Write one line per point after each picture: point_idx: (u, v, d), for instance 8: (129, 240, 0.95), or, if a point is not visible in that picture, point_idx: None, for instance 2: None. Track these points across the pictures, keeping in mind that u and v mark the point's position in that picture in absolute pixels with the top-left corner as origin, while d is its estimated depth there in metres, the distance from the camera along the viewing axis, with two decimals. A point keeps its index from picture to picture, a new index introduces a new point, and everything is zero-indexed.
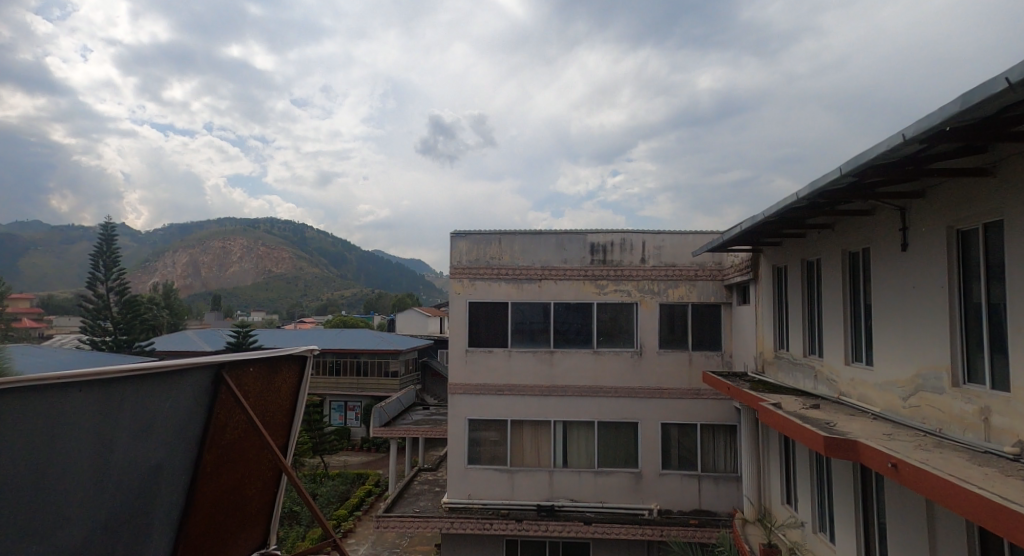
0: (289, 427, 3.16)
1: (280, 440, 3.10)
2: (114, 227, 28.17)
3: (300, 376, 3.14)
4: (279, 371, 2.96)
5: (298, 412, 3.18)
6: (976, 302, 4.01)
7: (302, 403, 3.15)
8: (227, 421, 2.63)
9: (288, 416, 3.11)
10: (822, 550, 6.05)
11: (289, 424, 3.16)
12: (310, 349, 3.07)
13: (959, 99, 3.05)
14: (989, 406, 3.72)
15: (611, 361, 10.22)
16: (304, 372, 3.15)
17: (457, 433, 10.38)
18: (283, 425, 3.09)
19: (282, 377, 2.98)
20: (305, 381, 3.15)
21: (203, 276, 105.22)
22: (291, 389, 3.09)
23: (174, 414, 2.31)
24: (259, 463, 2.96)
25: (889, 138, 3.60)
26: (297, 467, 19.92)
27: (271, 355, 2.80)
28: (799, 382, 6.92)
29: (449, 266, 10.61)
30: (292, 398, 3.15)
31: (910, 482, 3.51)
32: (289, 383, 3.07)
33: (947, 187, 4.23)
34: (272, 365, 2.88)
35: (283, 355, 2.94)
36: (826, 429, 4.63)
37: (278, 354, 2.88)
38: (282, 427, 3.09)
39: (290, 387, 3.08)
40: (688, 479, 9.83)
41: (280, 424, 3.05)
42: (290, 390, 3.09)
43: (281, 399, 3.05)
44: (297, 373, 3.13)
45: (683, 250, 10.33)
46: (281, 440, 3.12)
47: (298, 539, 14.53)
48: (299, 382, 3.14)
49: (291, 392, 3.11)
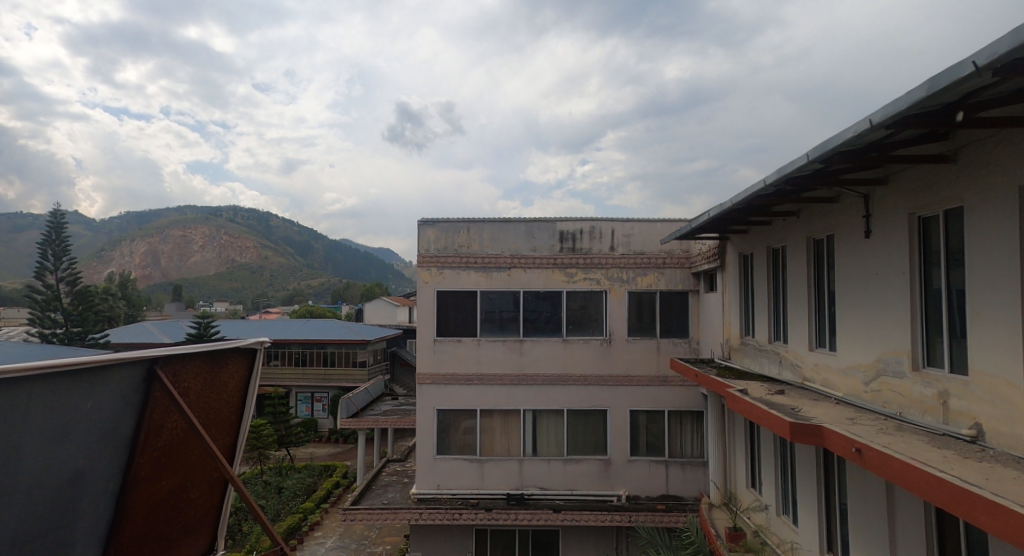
0: (237, 427, 2.74)
1: (226, 441, 2.66)
2: (64, 215, 26.31)
3: (250, 370, 2.72)
4: (223, 367, 2.53)
5: (248, 410, 2.75)
6: (936, 288, 4.06)
7: (253, 399, 2.72)
8: (163, 421, 2.18)
9: (236, 414, 2.69)
10: (784, 532, 6.21)
11: (237, 424, 2.73)
12: (262, 341, 2.67)
13: (924, 84, 3.00)
14: (948, 390, 3.79)
15: (581, 349, 10.20)
16: (255, 365, 2.74)
17: (426, 424, 10.18)
18: (230, 424, 2.66)
19: (228, 373, 2.55)
20: (255, 376, 2.73)
21: (161, 265, 100.70)
22: (240, 385, 2.67)
23: (95, 417, 1.86)
24: (205, 465, 2.50)
25: (855, 124, 3.53)
26: (262, 461, 19.37)
27: (214, 347, 2.39)
28: (765, 367, 7.04)
29: (416, 255, 10.33)
30: (241, 393, 2.72)
31: (874, 467, 3.52)
32: (237, 378, 2.64)
33: (909, 173, 4.25)
34: (215, 359, 2.47)
35: (229, 347, 2.52)
36: (792, 414, 4.67)
37: (223, 346, 2.46)
38: (228, 426, 2.66)
39: (238, 383, 2.66)
40: (656, 465, 9.95)
41: (226, 423, 2.63)
42: (238, 386, 2.66)
43: (228, 396, 2.62)
44: (246, 368, 2.70)
45: (651, 238, 10.36)
46: (227, 440, 2.68)
47: (262, 535, 14.14)
48: (249, 377, 2.72)
49: (240, 388, 2.69)
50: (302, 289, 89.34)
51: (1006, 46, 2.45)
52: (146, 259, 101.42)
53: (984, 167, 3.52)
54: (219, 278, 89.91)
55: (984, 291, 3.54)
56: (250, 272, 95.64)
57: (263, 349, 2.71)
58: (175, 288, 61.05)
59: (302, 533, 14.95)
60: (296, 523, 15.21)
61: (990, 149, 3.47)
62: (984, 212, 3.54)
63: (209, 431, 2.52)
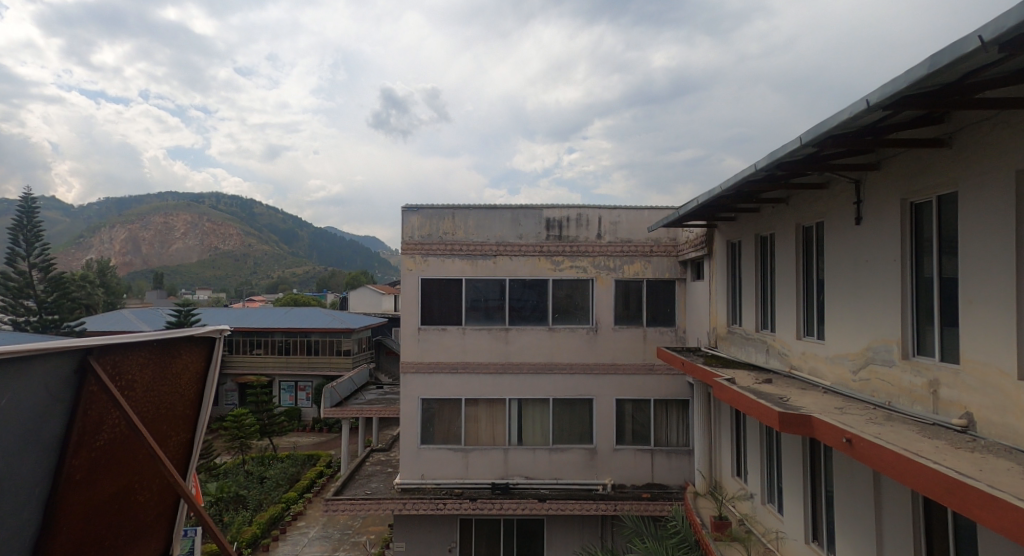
0: (194, 423, 2.54)
1: (182, 439, 2.46)
2: (36, 202, 25.21)
3: (207, 360, 2.54)
4: (173, 358, 2.32)
5: (207, 404, 2.56)
6: (927, 276, 3.97)
7: (212, 392, 2.53)
8: (101, 419, 1.98)
9: (193, 409, 2.50)
10: (770, 521, 6.21)
11: (194, 418, 2.54)
12: (220, 330, 2.49)
13: (925, 61, 2.74)
14: (938, 379, 3.73)
15: (567, 338, 10.10)
16: (214, 355, 2.55)
17: (410, 413, 10.02)
18: (187, 419, 2.47)
19: (180, 365, 2.35)
20: (214, 367, 2.55)
21: (140, 252, 98.39)
22: (197, 377, 2.49)
23: (15, 415, 1.64)
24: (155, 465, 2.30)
25: (850, 105, 3.31)
26: (243, 450, 19.10)
27: (163, 336, 2.19)
28: (751, 356, 7.01)
29: (400, 242, 10.09)
30: (198, 386, 2.52)
31: (864, 457, 3.44)
32: (194, 369, 2.45)
33: (901, 158, 4.13)
34: (165, 350, 2.27)
35: (182, 336, 2.33)
36: (780, 404, 4.59)
37: (172, 334, 2.26)
38: (184, 422, 2.46)
39: (195, 374, 2.47)
40: (641, 453, 9.94)
41: (182, 419, 2.43)
42: (195, 378, 2.48)
43: (183, 389, 2.42)
44: (203, 357, 2.52)
45: (639, 226, 10.24)
46: (185, 436, 2.49)
47: (243, 526, 13.96)
48: (206, 368, 2.54)
49: (197, 380, 2.50)
50: (286, 277, 87.95)
51: (1013, 20, 2.22)
52: (125, 245, 98.86)
53: (980, 152, 3.40)
54: (201, 266, 88.25)
55: (976, 278, 3.46)
56: (233, 260, 93.94)
57: (223, 338, 2.53)
58: (157, 276, 59.64)
59: (284, 523, 14.77)
60: (279, 513, 15.01)
61: (986, 132, 3.34)
62: (981, 198, 3.42)
63: (160, 429, 2.32)
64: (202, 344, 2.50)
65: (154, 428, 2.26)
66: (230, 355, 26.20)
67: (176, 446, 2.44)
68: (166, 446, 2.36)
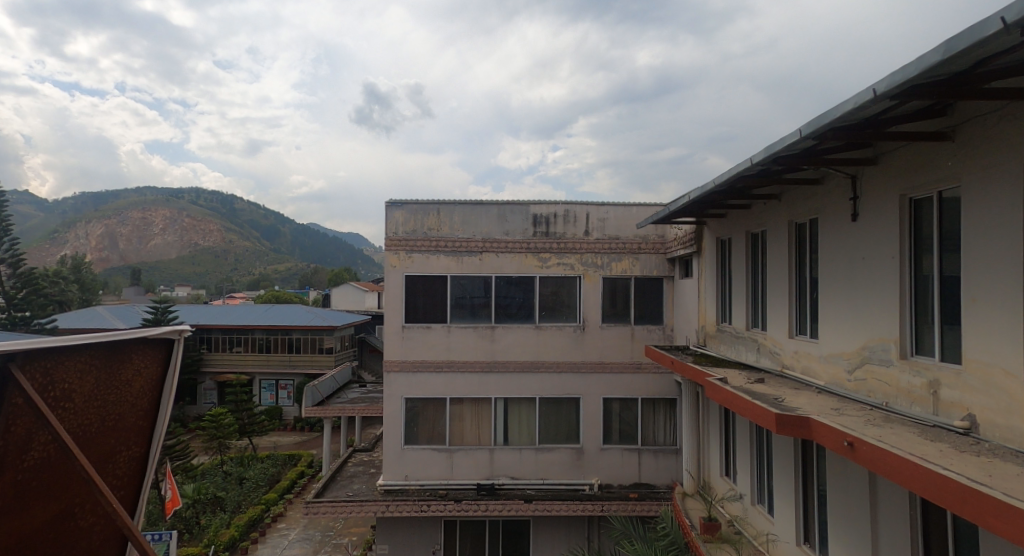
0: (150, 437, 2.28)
1: (134, 454, 2.18)
2: (5, 194, 24.08)
3: (164, 364, 2.28)
4: (123, 366, 2.07)
5: (164, 413, 2.29)
6: (926, 274, 3.87)
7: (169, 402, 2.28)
8: (27, 436, 1.73)
9: (149, 420, 2.23)
10: (760, 523, 6.15)
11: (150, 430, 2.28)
12: (178, 330, 2.23)
13: (940, 46, 2.56)
14: (939, 379, 3.63)
15: (553, 336, 9.93)
16: (172, 358, 2.29)
17: (393, 413, 9.76)
18: (141, 432, 2.19)
19: (129, 373, 2.10)
20: (172, 371, 2.29)
21: (115, 248, 95.56)
22: (151, 383, 2.22)
23: None
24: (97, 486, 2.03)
25: (857, 94, 3.13)
26: (222, 451, 18.55)
27: (110, 340, 1.94)
28: (741, 355, 6.92)
29: (384, 237, 9.80)
30: (154, 395, 2.26)
31: (867, 462, 3.32)
32: (147, 376, 2.20)
33: (901, 153, 4.01)
34: (113, 355, 2.02)
35: (131, 338, 2.07)
36: (776, 405, 4.47)
37: (123, 338, 2.01)
38: (138, 436, 2.20)
39: (148, 381, 2.20)
40: (628, 453, 9.84)
41: (134, 433, 2.17)
42: (148, 385, 2.21)
43: (136, 400, 2.17)
44: (159, 361, 2.25)
45: (627, 223, 10.10)
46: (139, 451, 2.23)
47: (221, 528, 13.55)
48: (163, 373, 2.28)
49: (152, 388, 2.24)
50: (269, 274, 86.40)
51: None
52: (100, 240, 96.05)
53: (984, 145, 3.28)
54: (178, 262, 86.22)
55: (979, 276, 3.35)
56: (212, 256, 91.96)
57: (182, 340, 2.26)
58: (135, 272, 58.35)
59: (264, 525, 14.40)
60: (258, 515, 14.62)
61: (991, 125, 3.21)
62: (985, 194, 3.29)
63: (108, 444, 2.06)
64: (158, 346, 2.24)
65: (99, 444, 2.00)
66: (208, 353, 25.54)
67: (130, 464, 2.18)
68: (113, 463, 2.09)
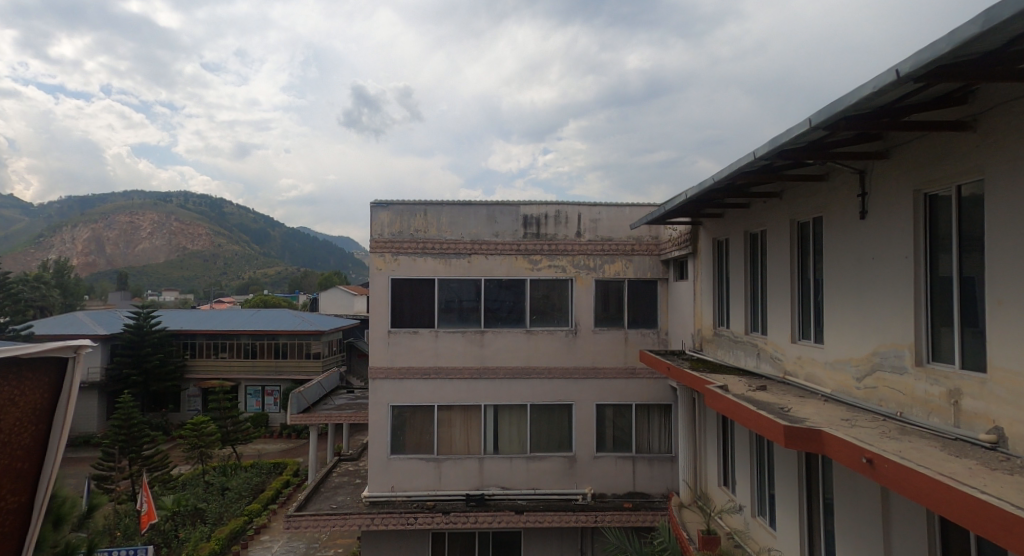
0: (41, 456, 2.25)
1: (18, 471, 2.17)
2: None
3: (55, 385, 2.26)
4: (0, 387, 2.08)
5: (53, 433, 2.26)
6: (944, 276, 3.61)
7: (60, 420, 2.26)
8: None
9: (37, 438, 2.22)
10: (762, 536, 5.90)
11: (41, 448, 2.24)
12: (74, 349, 2.25)
13: (978, 17, 2.27)
14: (960, 388, 3.38)
15: (545, 340, 9.62)
16: (67, 378, 2.29)
17: (379, 421, 9.38)
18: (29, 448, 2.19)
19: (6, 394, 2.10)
20: (65, 391, 2.28)
21: (98, 252, 93.44)
22: (38, 404, 2.21)
23: None
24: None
25: (878, 76, 2.85)
26: (203, 460, 17.90)
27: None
28: (740, 360, 6.66)
29: (369, 239, 9.42)
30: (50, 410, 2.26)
31: (889, 481, 3.02)
32: (34, 395, 2.21)
33: (916, 145, 3.76)
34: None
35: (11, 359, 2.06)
36: (783, 415, 4.18)
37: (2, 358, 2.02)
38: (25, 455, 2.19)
39: (36, 401, 2.21)
40: (622, 461, 9.54)
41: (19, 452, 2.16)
42: (34, 404, 2.20)
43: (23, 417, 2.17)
44: (51, 383, 2.25)
45: (620, 223, 9.83)
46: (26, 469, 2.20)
47: (201, 542, 13.10)
48: (53, 395, 2.26)
49: (41, 407, 2.22)
50: (257, 278, 85.08)
51: None
52: (88, 245, 94.06)
53: (1009, 135, 3.02)
54: (164, 265, 84.53)
55: (1005, 275, 3.08)
56: (199, 259, 90.49)
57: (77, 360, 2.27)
58: (121, 275, 57.50)
59: (246, 538, 13.88)
60: (240, 527, 14.16)
61: (1017, 112, 2.95)
62: (1011, 186, 3.03)
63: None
64: (50, 364, 2.23)
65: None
66: (192, 358, 24.89)
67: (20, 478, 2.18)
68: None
